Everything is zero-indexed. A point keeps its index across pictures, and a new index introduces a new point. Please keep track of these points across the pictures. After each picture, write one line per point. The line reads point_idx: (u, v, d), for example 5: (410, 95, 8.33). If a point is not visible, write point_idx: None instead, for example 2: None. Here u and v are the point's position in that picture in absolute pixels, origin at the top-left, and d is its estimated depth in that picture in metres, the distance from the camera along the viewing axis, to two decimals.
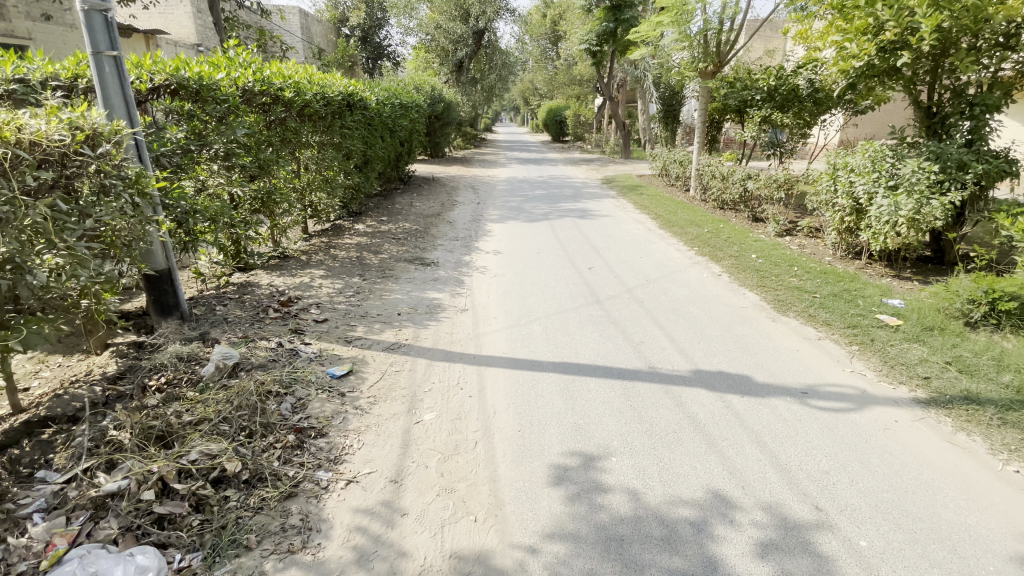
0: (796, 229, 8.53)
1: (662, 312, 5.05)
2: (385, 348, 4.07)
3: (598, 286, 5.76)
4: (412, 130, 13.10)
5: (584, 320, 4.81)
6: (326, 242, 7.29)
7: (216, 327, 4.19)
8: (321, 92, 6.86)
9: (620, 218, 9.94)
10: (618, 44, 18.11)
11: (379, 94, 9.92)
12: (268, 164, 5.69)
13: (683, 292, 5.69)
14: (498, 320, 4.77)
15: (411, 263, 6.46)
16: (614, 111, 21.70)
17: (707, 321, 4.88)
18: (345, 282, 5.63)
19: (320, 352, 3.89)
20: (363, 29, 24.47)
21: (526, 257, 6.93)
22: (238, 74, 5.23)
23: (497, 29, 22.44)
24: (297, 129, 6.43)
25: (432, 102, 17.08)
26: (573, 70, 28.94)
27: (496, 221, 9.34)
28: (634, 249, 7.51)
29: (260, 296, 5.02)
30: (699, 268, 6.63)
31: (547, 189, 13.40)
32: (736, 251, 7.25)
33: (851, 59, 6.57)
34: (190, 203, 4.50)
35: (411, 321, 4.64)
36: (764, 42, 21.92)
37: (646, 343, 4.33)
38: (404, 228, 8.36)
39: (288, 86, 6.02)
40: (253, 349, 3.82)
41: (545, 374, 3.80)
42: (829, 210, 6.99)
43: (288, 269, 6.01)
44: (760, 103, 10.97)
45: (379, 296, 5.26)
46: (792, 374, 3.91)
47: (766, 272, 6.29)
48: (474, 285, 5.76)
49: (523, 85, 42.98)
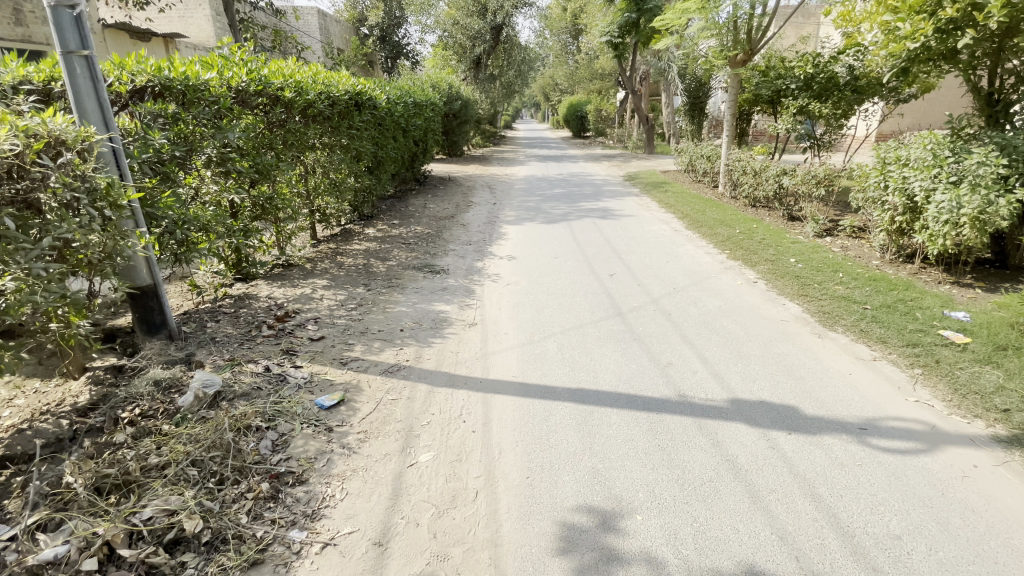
0: (837, 229, 7.86)
1: (692, 326, 4.56)
2: (382, 371, 3.69)
3: (620, 296, 5.29)
4: (427, 129, 12.75)
5: (605, 337, 4.35)
6: (334, 248, 6.99)
7: (204, 347, 3.89)
8: (325, 91, 6.54)
9: (644, 217, 9.39)
10: (641, 35, 17.41)
11: (391, 92, 9.60)
12: (267, 169, 5.39)
13: (714, 302, 5.18)
14: (510, 336, 4.36)
15: (420, 271, 6.10)
16: (637, 105, 20.98)
17: (743, 337, 4.37)
18: (348, 293, 5.28)
19: (311, 377, 3.54)
20: (382, 28, 24.32)
21: (543, 263, 6.49)
22: (232, 73, 4.94)
23: (516, 23, 21.94)
24: (300, 130, 6.11)
25: (448, 100, 16.75)
26: (595, 64, 28.24)
27: (513, 223, 8.91)
28: (660, 253, 6.99)
29: (256, 310, 4.71)
30: (732, 274, 6.08)
31: (567, 188, 12.90)
32: (771, 255, 6.67)
33: (903, 42, 5.87)
34: (178, 213, 4.20)
35: (414, 338, 4.26)
36: (797, 28, 20.88)
37: (675, 365, 3.84)
38: (416, 232, 8.01)
39: (287, 86, 5.70)
40: (238, 375, 3.49)
41: (560, 404, 3.37)
42: (877, 208, 6.34)
43: (291, 278, 5.71)
44: (797, 92, 10.26)
45: (383, 308, 4.89)
46: (846, 406, 3.39)
47: (807, 279, 5.71)
48: (486, 296, 5.36)
49: (543, 80, 42.28)
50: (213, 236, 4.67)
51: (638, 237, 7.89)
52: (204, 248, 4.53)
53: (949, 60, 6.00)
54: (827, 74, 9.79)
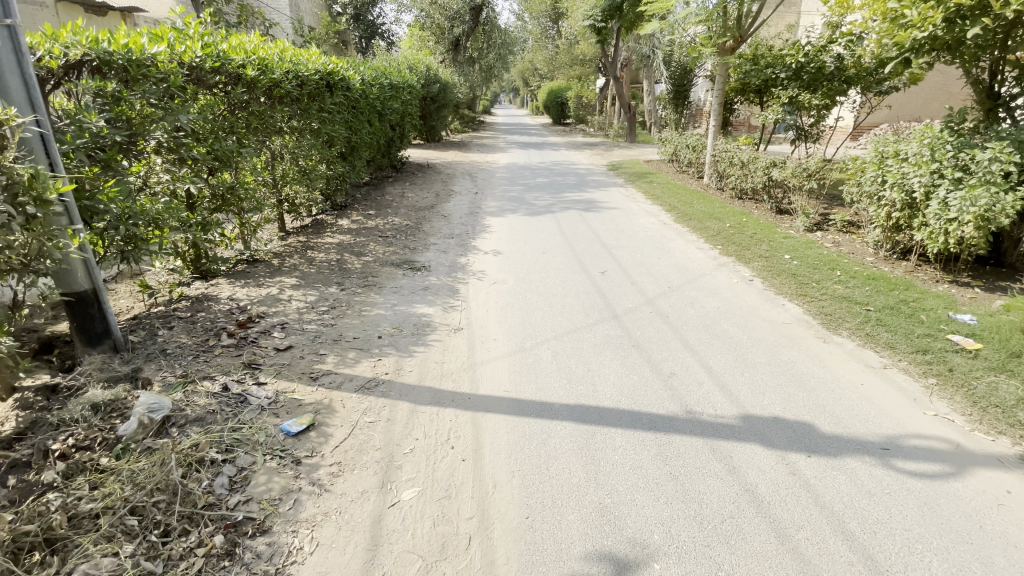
0: (827, 223, 7.72)
1: (692, 330, 4.29)
2: (358, 388, 3.29)
3: (614, 297, 4.97)
4: (404, 113, 12.15)
5: (601, 343, 4.04)
6: (304, 241, 6.48)
7: (153, 361, 3.43)
8: (293, 70, 5.99)
9: (631, 209, 9.10)
10: (624, 20, 16.98)
11: (366, 73, 9.01)
12: (227, 155, 4.85)
13: (712, 303, 4.92)
14: (499, 343, 4.01)
15: (399, 267, 5.67)
16: (619, 92, 20.59)
17: (747, 342, 4.13)
18: (320, 294, 4.83)
19: (277, 396, 3.13)
20: (356, 6, 23.34)
21: (530, 259, 6.14)
22: (185, 46, 4.37)
23: (496, 4, 21.22)
24: (265, 113, 5.56)
25: (426, 83, 16.12)
26: (575, 50, 27.76)
27: (496, 215, 8.51)
28: (650, 248, 6.70)
29: (216, 314, 4.24)
30: (727, 271, 5.83)
31: (549, 177, 12.52)
32: (765, 251, 6.45)
33: (911, 30, 5.72)
34: (122, 206, 3.67)
35: (394, 346, 3.86)
36: (783, 15, 20.61)
37: (679, 376, 3.56)
38: (393, 224, 7.54)
39: (250, 63, 5.14)
40: (190, 396, 3.05)
41: (559, 424, 3.04)
42: (873, 204, 6.18)
43: (256, 276, 5.22)
44: (786, 82, 10.08)
45: (358, 311, 4.47)
46: (864, 423, 3.17)
47: (805, 277, 5.51)
48: (471, 295, 4.99)
49: (522, 65, 41.51)
50: (166, 232, 4.17)
51: (626, 231, 7.59)
52: (158, 244, 4.02)
53: (952, 50, 5.83)
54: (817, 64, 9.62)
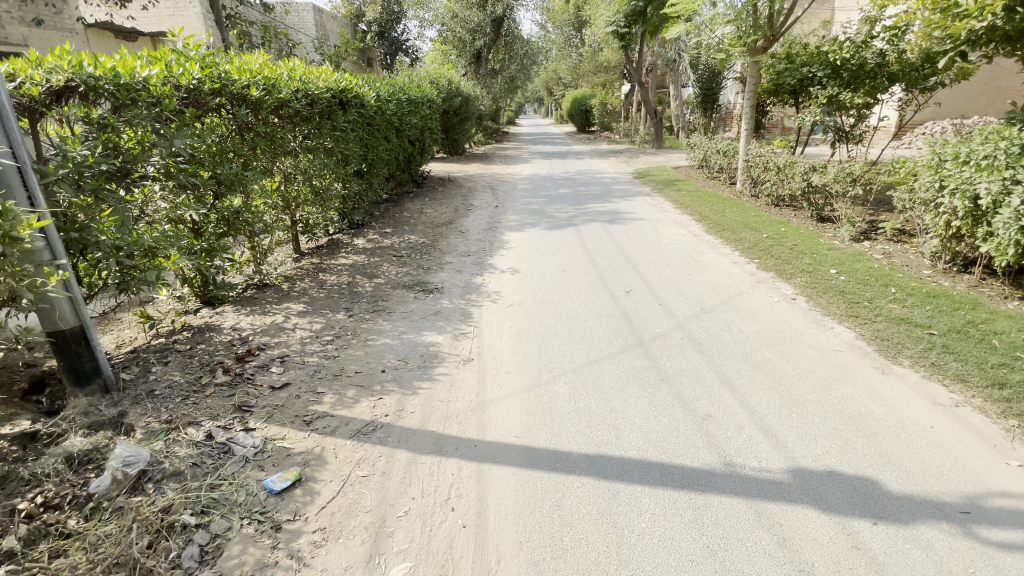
0: (876, 232, 7.10)
1: (728, 360, 3.85)
2: (354, 433, 2.98)
3: (640, 320, 4.56)
4: (424, 128, 12.01)
5: (626, 376, 3.63)
6: (317, 263, 6.29)
7: (141, 403, 3.21)
8: (303, 89, 5.85)
9: (658, 220, 8.63)
10: (648, 24, 16.54)
11: (382, 89, 8.88)
12: (230, 179, 4.69)
13: (750, 326, 4.45)
14: (513, 376, 3.64)
15: (411, 290, 5.39)
16: (645, 98, 20.08)
17: (791, 375, 3.67)
18: (326, 321, 4.58)
19: (264, 444, 2.85)
20: (380, 23, 23.61)
21: (550, 277, 5.79)
22: (182, 69, 4.25)
23: (517, 15, 21.09)
24: (274, 132, 5.41)
25: (448, 97, 16.03)
26: (599, 57, 27.42)
27: (516, 229, 8.18)
28: (680, 263, 6.24)
29: (215, 347, 4.03)
30: (766, 289, 5.34)
31: (573, 187, 12.15)
32: (807, 264, 5.92)
33: (966, 21, 5.17)
34: (111, 237, 3.49)
35: (397, 382, 3.54)
36: (819, 11, 19.69)
37: (715, 419, 3.13)
38: (409, 242, 7.31)
39: (254, 83, 5.01)
40: (171, 446, 2.80)
41: (576, 479, 2.65)
42: (929, 211, 5.60)
43: (263, 302, 5.01)
44: (825, 81, 9.46)
45: (364, 340, 4.19)
46: (939, 478, 2.68)
47: (854, 295, 4.97)
48: (485, 321, 4.66)
49: (545, 74, 41.38)
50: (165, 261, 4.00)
51: (653, 244, 7.14)
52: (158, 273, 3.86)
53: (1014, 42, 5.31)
54: (859, 60, 9.01)
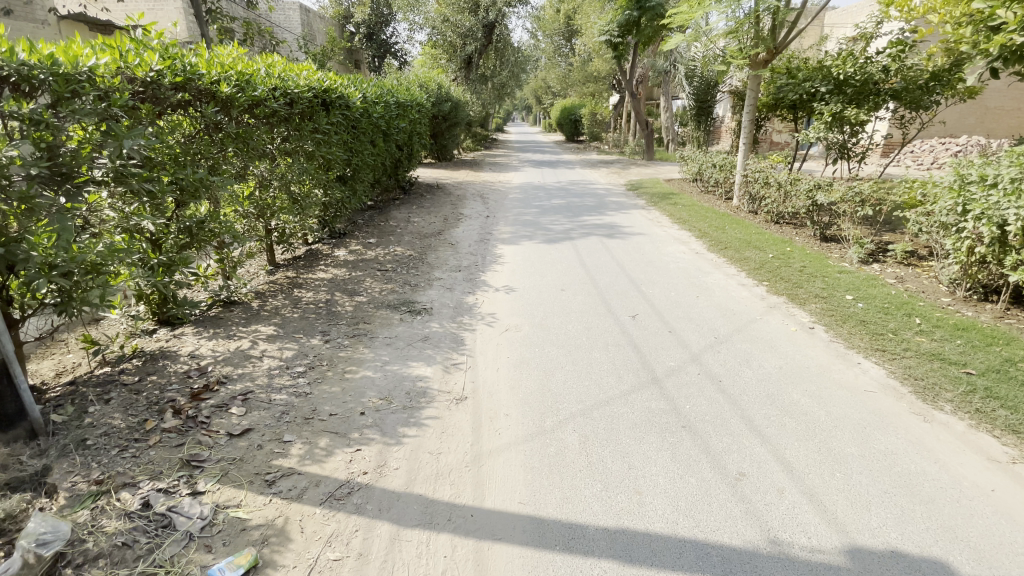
0: (884, 254, 6.84)
1: (753, 402, 3.44)
2: (325, 499, 2.48)
3: (651, 351, 4.13)
4: (412, 132, 11.50)
5: (642, 421, 3.19)
6: (292, 276, 5.74)
7: (69, 454, 2.65)
8: (280, 87, 5.34)
9: (657, 235, 8.27)
10: (642, 35, 16.33)
11: (369, 90, 8.39)
12: (194, 184, 4.10)
13: (772, 360, 4.05)
14: (513, 421, 3.16)
15: (397, 310, 4.89)
16: (637, 109, 19.92)
17: (824, 421, 3.27)
18: (299, 347, 4.05)
19: (214, 514, 2.34)
20: (369, 25, 23.14)
21: (549, 298, 5.35)
22: (139, 58, 3.74)
23: (509, 21, 20.77)
24: (249, 132, 4.90)
25: (437, 102, 15.59)
26: (589, 67, 27.33)
27: (509, 242, 7.72)
28: (685, 284, 5.85)
29: (168, 380, 3.48)
30: (780, 315, 4.98)
31: (566, 198, 11.75)
32: (820, 289, 5.59)
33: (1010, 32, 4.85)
34: (42, 253, 2.95)
35: (378, 428, 3.04)
36: (811, 28, 19.81)
37: (749, 479, 2.71)
38: (395, 255, 6.80)
39: (226, 79, 4.51)
40: (99, 517, 2.26)
41: (595, 564, 2.18)
42: (951, 235, 5.31)
43: (229, 323, 4.46)
44: (827, 97, 9.24)
45: (341, 372, 3.67)
46: (1017, 559, 2.29)
47: (876, 325, 4.63)
48: (479, 348, 4.19)
49: (535, 82, 41.27)
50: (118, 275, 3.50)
51: (655, 262, 6.76)
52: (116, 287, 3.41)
53: None
54: (865, 76, 8.77)
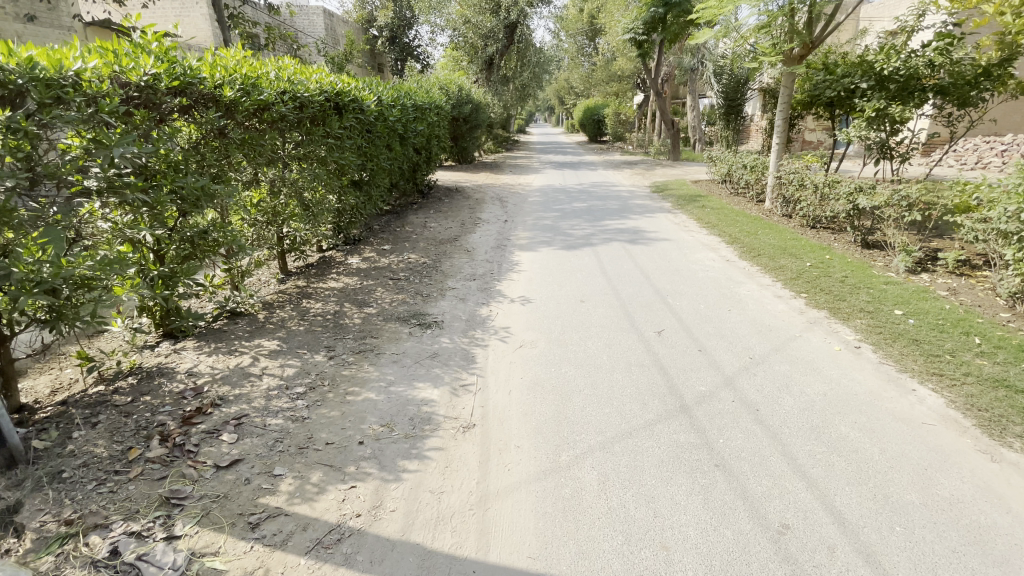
0: (933, 262, 6.30)
1: (795, 437, 3.07)
2: (311, 547, 2.23)
3: (679, 374, 3.78)
4: (431, 135, 11.32)
5: (669, 457, 2.86)
6: (302, 286, 5.55)
7: (43, 489, 2.47)
8: (288, 90, 5.17)
9: (684, 241, 7.86)
10: (668, 32, 15.84)
11: (385, 93, 8.20)
12: (195, 193, 3.92)
13: (815, 386, 3.66)
14: (526, 454, 2.87)
15: (407, 323, 4.65)
16: (662, 108, 19.39)
17: (878, 461, 2.88)
18: (301, 364, 3.82)
19: (188, 564, 2.11)
20: (392, 29, 23.21)
21: (568, 310, 5.03)
22: (133, 62, 3.58)
23: (531, 22, 20.51)
24: (256, 137, 4.73)
25: (458, 104, 15.41)
26: (613, 66, 26.86)
27: (527, 249, 7.42)
28: (716, 296, 5.46)
29: (161, 401, 3.29)
30: (822, 332, 4.55)
31: (588, 201, 11.39)
32: (865, 302, 5.12)
33: None
34: (24, 269, 2.79)
35: (376, 461, 2.77)
36: (848, 22, 18.95)
37: (795, 534, 2.35)
38: (409, 263, 6.57)
39: (229, 83, 4.35)
40: (63, 566, 2.06)
41: None
42: (1014, 245, 4.77)
43: (232, 336, 4.28)
44: (868, 93, 8.67)
45: (343, 393, 3.43)
46: None
47: (930, 346, 4.16)
48: (492, 367, 3.90)
49: (558, 82, 40.85)
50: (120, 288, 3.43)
51: (682, 270, 6.37)
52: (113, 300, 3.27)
53: None
54: (911, 70, 8.17)
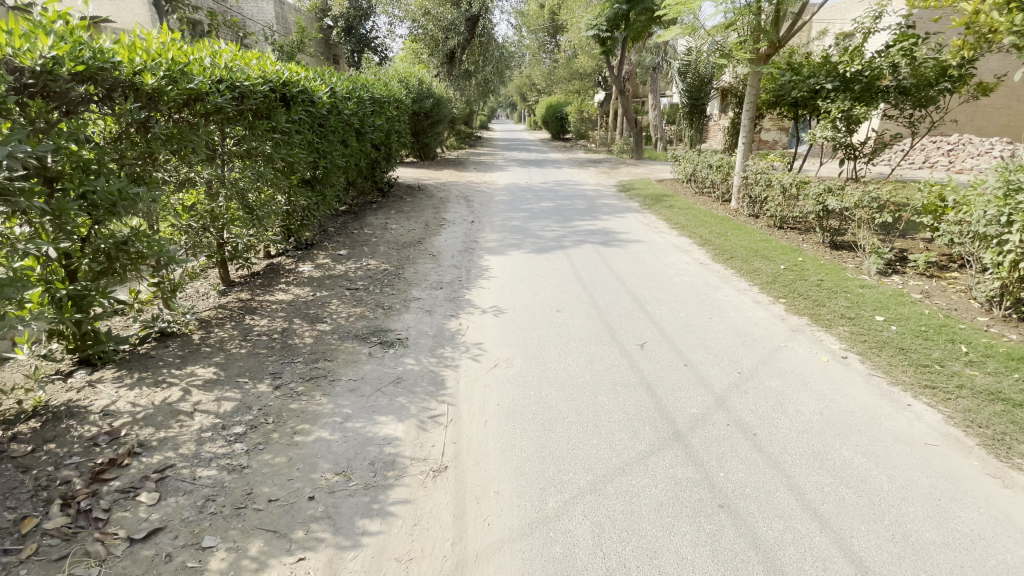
0: (903, 264, 6.31)
1: (799, 466, 2.81)
2: None
3: (668, 394, 3.48)
4: (390, 131, 10.72)
5: (667, 498, 2.54)
6: (246, 299, 4.96)
7: None
8: (224, 77, 4.58)
9: (656, 242, 7.65)
10: (632, 29, 15.71)
11: (338, 84, 7.60)
12: (111, 199, 3.31)
13: (809, 404, 3.43)
14: (507, 503, 2.49)
15: (366, 341, 4.17)
16: (626, 106, 19.35)
17: (887, 492, 2.66)
18: (242, 397, 3.30)
19: None
20: (348, 19, 22.27)
21: (542, 321, 4.67)
22: (28, 43, 2.96)
23: (493, 16, 20.05)
24: (187, 132, 4.12)
25: (418, 98, 14.80)
26: (575, 63, 26.77)
27: (496, 252, 7.02)
28: (695, 302, 5.22)
29: (68, 450, 2.70)
30: (806, 341, 4.37)
31: (555, 200, 11.08)
32: (846, 307, 5.01)
33: None
34: None
35: (332, 522, 2.33)
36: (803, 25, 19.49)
37: None
38: (368, 270, 6.05)
39: (151, 69, 3.76)
40: None
41: None
42: (991, 249, 4.75)
43: (160, 362, 3.68)
44: (833, 94, 8.72)
45: (291, 433, 2.95)
46: None
47: (920, 355, 4.04)
48: (463, 392, 3.48)
49: (519, 78, 40.48)
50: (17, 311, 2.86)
51: (657, 274, 6.12)
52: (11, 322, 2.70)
53: None
54: (875, 71, 8.29)
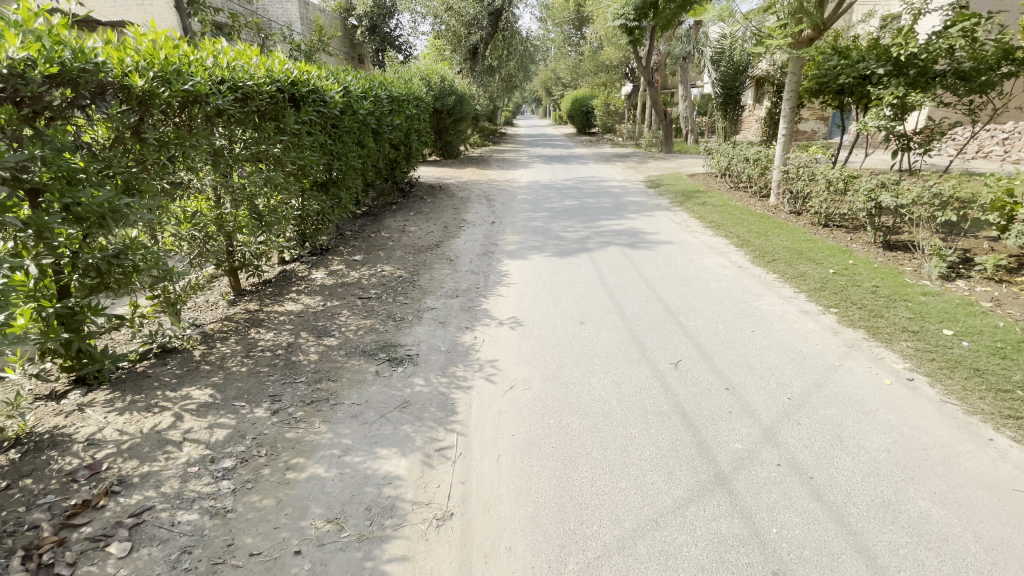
0: (968, 267, 5.67)
1: (868, 522, 2.36)
2: None
3: (707, 425, 3.06)
4: (410, 129, 10.46)
5: (709, 561, 2.15)
6: (253, 310, 4.74)
7: None
8: (224, 76, 4.39)
9: (688, 243, 7.16)
10: (660, 17, 15.03)
11: (353, 83, 7.36)
12: (98, 212, 3.09)
13: (873, 439, 2.96)
14: (520, 564, 2.14)
15: (373, 358, 3.87)
16: (654, 98, 18.63)
17: (976, 555, 2.19)
18: (236, 424, 3.04)
19: None
20: (371, 18, 22.25)
21: (565, 335, 4.28)
22: None
23: (516, 9, 19.63)
24: (185, 135, 3.88)
25: (440, 96, 14.53)
26: (600, 56, 26.06)
27: (517, 256, 6.66)
28: (734, 313, 4.74)
29: (43, 487, 2.50)
30: (864, 360, 3.86)
31: (580, 198, 10.62)
32: (906, 319, 4.44)
33: None
34: None
35: None
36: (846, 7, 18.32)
37: None
38: (382, 277, 5.78)
39: (143, 70, 3.57)
40: None
41: None
42: None
43: (157, 382, 3.48)
44: (885, 79, 8.04)
45: (283, 469, 2.66)
46: None
47: (1000, 379, 3.48)
48: (477, 420, 3.14)
49: (545, 72, 39.86)
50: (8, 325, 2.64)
51: (690, 279, 5.65)
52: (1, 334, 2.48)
53: None
54: (932, 54, 7.56)
